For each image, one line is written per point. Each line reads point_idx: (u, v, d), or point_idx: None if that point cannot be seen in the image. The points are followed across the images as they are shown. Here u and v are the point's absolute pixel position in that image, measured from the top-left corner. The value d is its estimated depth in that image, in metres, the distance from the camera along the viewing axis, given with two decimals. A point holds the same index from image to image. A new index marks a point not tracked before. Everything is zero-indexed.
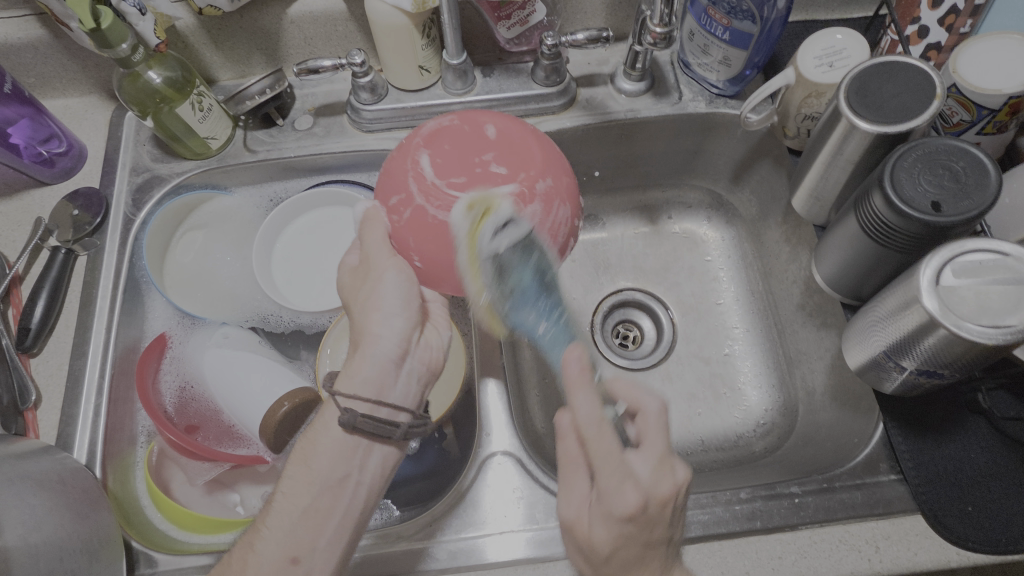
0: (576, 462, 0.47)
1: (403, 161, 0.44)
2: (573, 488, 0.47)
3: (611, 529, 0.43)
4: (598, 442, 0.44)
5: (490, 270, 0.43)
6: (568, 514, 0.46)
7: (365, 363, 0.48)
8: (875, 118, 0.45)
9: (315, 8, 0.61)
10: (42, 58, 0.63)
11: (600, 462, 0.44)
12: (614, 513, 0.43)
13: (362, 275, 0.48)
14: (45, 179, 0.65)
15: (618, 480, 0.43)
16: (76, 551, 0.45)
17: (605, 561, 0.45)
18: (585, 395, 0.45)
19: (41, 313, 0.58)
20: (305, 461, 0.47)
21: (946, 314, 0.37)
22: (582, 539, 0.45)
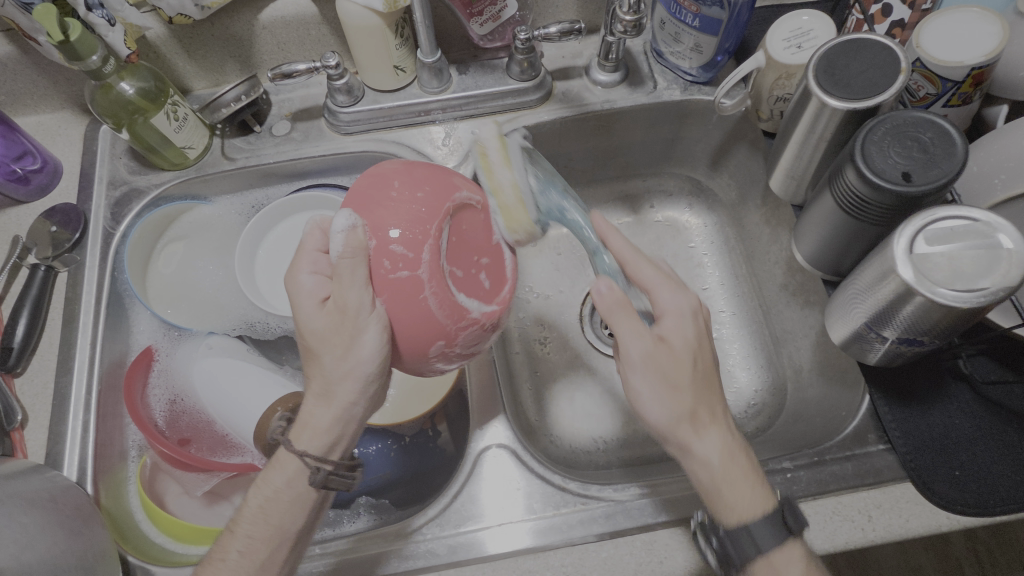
0: (625, 305, 0.45)
1: (422, 218, 0.44)
2: (632, 323, 0.44)
3: (686, 334, 0.45)
4: (643, 269, 0.48)
5: (519, 161, 0.49)
6: (641, 348, 0.44)
7: (336, 425, 0.47)
8: (844, 95, 0.46)
9: (286, 12, 0.61)
10: (11, 74, 0.62)
11: (654, 280, 0.47)
12: (682, 309, 0.46)
13: (334, 321, 0.44)
14: (21, 197, 0.64)
15: (670, 288, 0.47)
16: (71, 568, 0.45)
17: (684, 385, 0.44)
18: (617, 233, 0.48)
19: (24, 332, 0.58)
20: (265, 514, 0.47)
21: (921, 281, 0.37)
22: (665, 356, 0.44)
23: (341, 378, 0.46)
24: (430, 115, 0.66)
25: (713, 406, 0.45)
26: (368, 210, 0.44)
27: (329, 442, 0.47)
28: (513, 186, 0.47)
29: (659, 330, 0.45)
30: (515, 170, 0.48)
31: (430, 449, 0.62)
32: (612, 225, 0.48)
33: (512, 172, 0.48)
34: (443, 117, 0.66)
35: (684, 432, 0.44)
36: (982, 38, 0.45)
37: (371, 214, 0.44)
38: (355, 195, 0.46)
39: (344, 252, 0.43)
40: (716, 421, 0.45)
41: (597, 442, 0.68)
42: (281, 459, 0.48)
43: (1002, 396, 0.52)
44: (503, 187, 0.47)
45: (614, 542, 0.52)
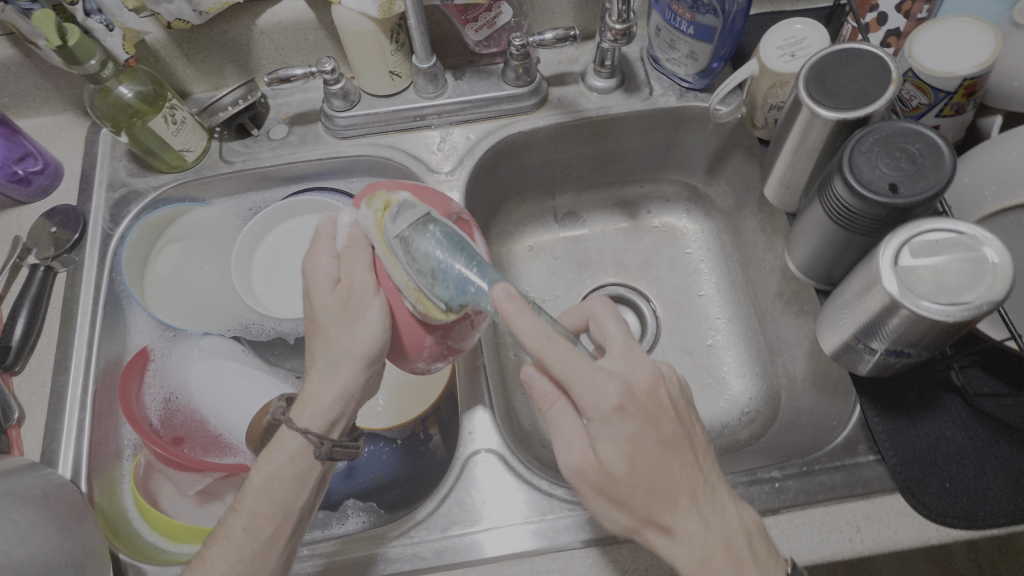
0: (556, 398, 0.42)
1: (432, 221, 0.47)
2: (567, 427, 0.41)
3: (618, 438, 0.39)
4: (559, 351, 0.39)
5: (399, 250, 0.45)
6: (575, 461, 0.41)
7: (336, 406, 0.47)
8: (834, 106, 0.45)
9: (284, 18, 0.62)
10: (14, 77, 0.63)
11: (571, 369, 0.39)
12: (602, 412, 0.39)
13: (343, 305, 0.46)
14: (22, 198, 0.65)
15: (590, 375, 0.39)
16: (62, 566, 0.46)
17: (629, 489, 0.39)
18: (523, 316, 0.40)
19: (22, 331, 0.59)
20: (269, 492, 0.46)
21: (905, 294, 0.37)
22: (598, 475, 0.40)
23: (345, 356, 0.46)
24: (426, 120, 0.66)
25: (678, 498, 0.40)
26: (379, 211, 0.47)
27: (331, 421, 0.47)
28: (407, 288, 0.45)
29: (594, 443, 0.40)
30: (403, 263, 0.45)
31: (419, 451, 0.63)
32: (513, 304, 0.41)
33: (399, 268, 0.45)
34: (438, 122, 0.67)
35: (648, 535, 0.41)
36: (975, 49, 0.44)
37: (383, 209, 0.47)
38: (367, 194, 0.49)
39: (356, 239, 0.46)
40: (684, 512, 0.40)
41: None
42: (281, 438, 0.48)
43: (997, 410, 0.52)
44: (399, 284, 0.46)
45: (600, 550, 0.52)
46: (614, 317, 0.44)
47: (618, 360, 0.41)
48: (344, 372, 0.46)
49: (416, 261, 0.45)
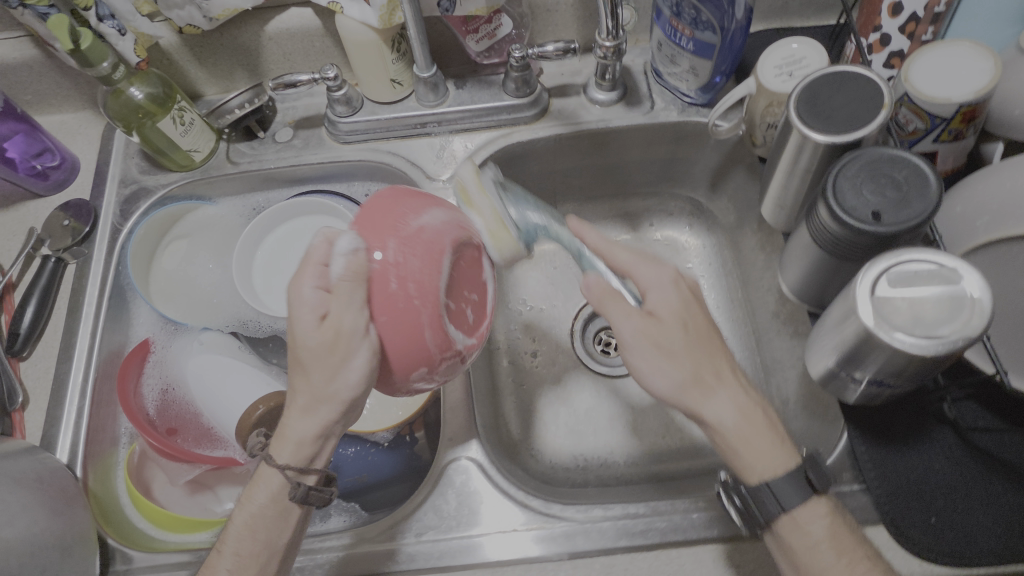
0: (612, 292, 0.46)
1: (429, 251, 0.45)
2: (619, 306, 0.46)
3: (674, 296, 0.46)
4: (619, 252, 0.48)
5: (493, 192, 0.54)
6: (631, 326, 0.45)
7: (306, 445, 0.47)
8: (824, 128, 0.45)
9: (291, 25, 0.63)
10: (36, 76, 0.66)
11: (630, 261, 0.48)
12: (656, 283, 0.46)
13: (327, 341, 0.43)
14: (39, 191, 0.68)
15: (647, 264, 0.48)
16: (49, 548, 0.47)
17: (681, 352, 0.44)
18: (593, 230, 0.50)
19: (31, 319, 0.61)
20: (251, 532, 0.47)
21: (880, 325, 0.36)
22: (654, 329, 0.44)
23: (326, 398, 0.45)
24: (426, 127, 0.67)
25: (718, 364, 0.44)
26: (371, 233, 0.44)
27: (307, 458, 0.48)
28: (494, 216, 0.52)
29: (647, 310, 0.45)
30: (492, 198, 0.53)
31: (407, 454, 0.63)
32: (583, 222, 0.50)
33: (489, 204, 0.53)
34: (438, 130, 0.68)
35: (693, 395, 0.43)
36: (974, 75, 0.43)
37: (380, 236, 0.44)
38: (363, 215, 0.45)
39: (347, 272, 0.43)
40: (723, 377, 0.44)
41: (577, 460, 0.68)
42: (263, 475, 0.48)
43: (989, 444, 0.50)
44: (486, 214, 0.52)
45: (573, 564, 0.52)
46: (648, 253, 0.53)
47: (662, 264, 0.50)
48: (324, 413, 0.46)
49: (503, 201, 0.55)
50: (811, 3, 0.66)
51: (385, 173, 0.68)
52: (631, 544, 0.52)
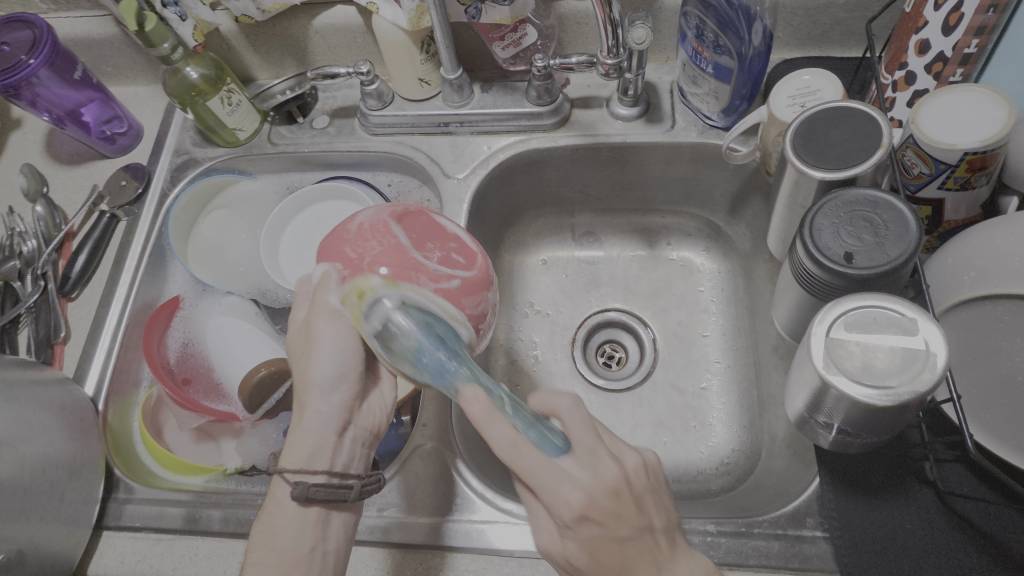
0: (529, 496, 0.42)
1: (365, 236, 0.49)
2: (538, 514, 0.43)
3: (581, 541, 0.41)
4: (528, 461, 0.40)
5: (378, 338, 0.47)
6: (544, 540, 0.43)
7: (307, 438, 0.48)
8: (815, 163, 0.44)
9: (336, 21, 0.68)
10: (116, 51, 0.74)
11: (539, 481, 0.40)
12: (564, 519, 0.40)
13: (304, 339, 0.50)
14: (107, 153, 0.76)
15: (557, 488, 0.40)
16: (60, 466, 0.54)
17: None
18: (495, 424, 0.40)
19: (81, 265, 0.69)
20: (268, 545, 0.47)
21: (830, 366, 0.36)
22: (564, 562, 0.43)
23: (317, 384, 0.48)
24: (449, 127, 0.70)
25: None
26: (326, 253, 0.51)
27: (310, 455, 0.48)
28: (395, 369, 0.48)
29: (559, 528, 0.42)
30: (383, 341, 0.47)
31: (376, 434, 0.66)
32: (482, 416, 0.41)
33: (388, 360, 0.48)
34: (461, 130, 0.70)
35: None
36: (982, 123, 0.42)
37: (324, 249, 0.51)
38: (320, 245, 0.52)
39: (320, 286, 0.50)
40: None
41: None
42: (274, 491, 0.48)
43: (971, 512, 0.46)
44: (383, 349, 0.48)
45: (519, 561, 0.53)
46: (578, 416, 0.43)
47: (581, 465, 0.41)
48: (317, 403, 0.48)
49: (402, 337, 0.46)
50: (852, 33, 0.64)
51: (408, 166, 0.72)
52: None
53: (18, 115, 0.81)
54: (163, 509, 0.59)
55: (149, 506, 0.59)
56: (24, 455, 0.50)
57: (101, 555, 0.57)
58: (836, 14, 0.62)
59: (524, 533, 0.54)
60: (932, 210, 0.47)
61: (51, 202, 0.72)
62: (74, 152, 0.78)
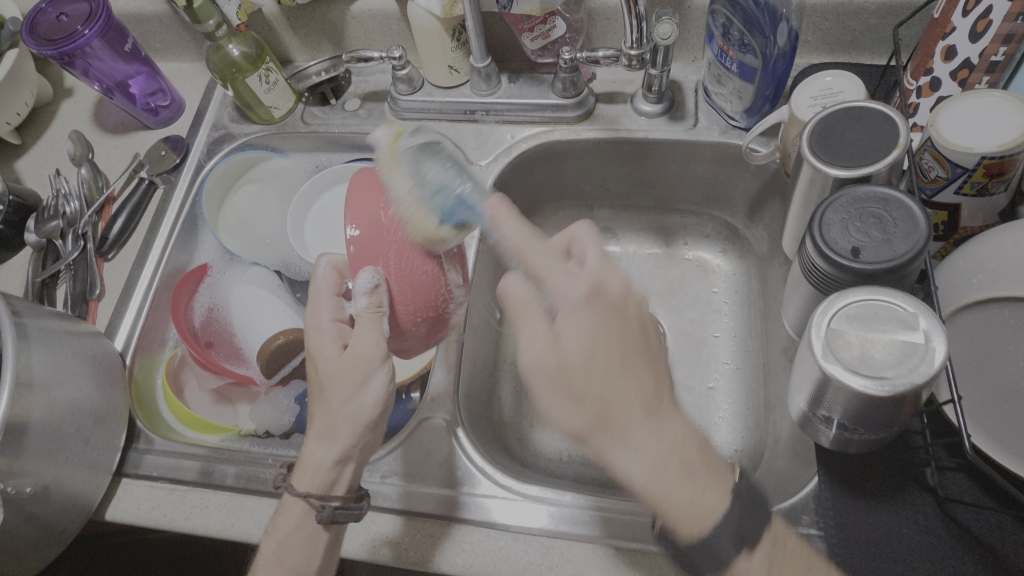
0: (530, 307, 0.44)
1: (423, 227, 0.47)
2: (534, 327, 0.43)
3: (583, 328, 0.43)
4: (537, 253, 0.47)
5: (409, 163, 0.48)
6: (536, 353, 0.43)
7: (329, 470, 0.49)
8: (829, 161, 0.44)
9: (373, 7, 0.70)
10: (165, 28, 0.78)
11: (543, 266, 0.47)
12: (573, 301, 0.45)
13: (345, 369, 0.48)
14: (150, 124, 0.80)
15: (563, 273, 0.46)
16: (88, 412, 0.57)
17: (582, 383, 0.42)
18: (511, 220, 0.48)
19: (119, 227, 0.73)
20: (280, 559, 0.50)
21: (828, 355, 0.36)
22: (556, 367, 0.42)
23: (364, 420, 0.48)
24: (475, 115, 0.72)
25: (631, 407, 0.41)
26: (371, 241, 0.46)
27: (330, 481, 0.50)
28: (409, 199, 0.46)
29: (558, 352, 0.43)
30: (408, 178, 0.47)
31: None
32: (505, 210, 0.48)
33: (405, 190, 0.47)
34: (486, 119, 0.72)
35: (597, 445, 0.41)
36: (1000, 128, 0.42)
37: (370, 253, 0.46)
38: (354, 239, 0.46)
39: (370, 292, 0.46)
40: (637, 419, 0.41)
41: (560, 453, 0.70)
42: (287, 506, 0.51)
43: (970, 520, 0.46)
44: (403, 196, 0.46)
45: (514, 536, 0.54)
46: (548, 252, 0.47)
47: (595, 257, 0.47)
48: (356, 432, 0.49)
49: (422, 177, 0.48)
50: (882, 41, 0.64)
51: None
52: (572, 531, 0.53)
53: (70, 85, 0.85)
54: (179, 462, 0.61)
55: (166, 458, 0.62)
56: (55, 396, 0.53)
57: (119, 501, 0.60)
58: (867, 20, 0.62)
59: (520, 509, 0.55)
60: (948, 216, 0.47)
61: (95, 167, 0.76)
62: (119, 122, 0.82)
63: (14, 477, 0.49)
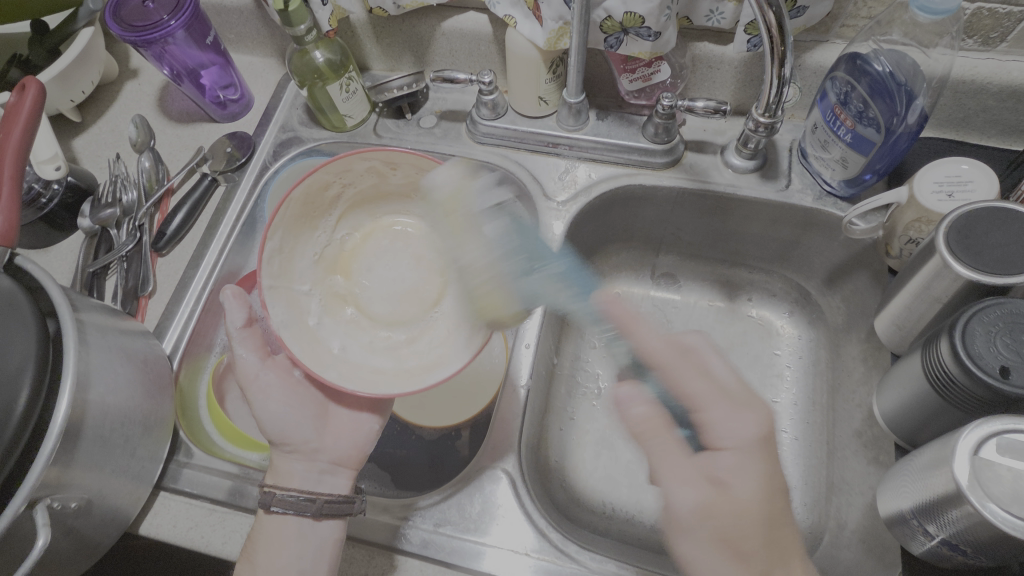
0: (654, 435, 0.49)
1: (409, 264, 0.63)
2: (672, 458, 0.48)
3: (754, 472, 0.46)
4: (667, 461, 0.48)
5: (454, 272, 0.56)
6: (694, 497, 0.46)
7: (291, 478, 0.54)
8: (971, 264, 0.43)
9: (465, 27, 0.68)
10: (244, 21, 0.76)
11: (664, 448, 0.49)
12: (739, 441, 0.47)
13: (273, 396, 0.55)
14: (216, 117, 0.78)
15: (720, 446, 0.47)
16: (135, 423, 0.54)
17: (740, 518, 0.45)
18: (652, 445, 0.49)
19: (178, 223, 0.70)
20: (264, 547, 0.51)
21: (975, 488, 0.35)
22: (729, 506, 0.45)
23: (335, 411, 0.58)
24: (557, 148, 0.70)
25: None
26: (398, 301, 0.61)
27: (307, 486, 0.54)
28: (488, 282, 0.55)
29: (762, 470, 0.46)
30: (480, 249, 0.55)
31: (416, 444, 0.64)
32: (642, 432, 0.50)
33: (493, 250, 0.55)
34: (568, 154, 0.70)
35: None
36: None
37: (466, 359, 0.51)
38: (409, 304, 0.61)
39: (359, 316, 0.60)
40: None
41: (605, 506, 0.68)
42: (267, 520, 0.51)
43: None
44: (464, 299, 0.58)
45: None
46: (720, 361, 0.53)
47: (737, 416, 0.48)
48: (340, 425, 0.57)
49: (505, 248, 0.55)
50: (996, 123, 0.61)
51: (508, 180, 0.72)
52: None
53: (136, 66, 0.83)
54: (218, 480, 0.59)
55: (205, 475, 0.59)
56: (108, 405, 0.51)
57: (155, 515, 0.57)
58: (986, 100, 0.60)
59: (514, 566, 0.52)
60: None
61: (157, 157, 0.74)
62: (184, 111, 0.80)
63: (61, 490, 0.46)
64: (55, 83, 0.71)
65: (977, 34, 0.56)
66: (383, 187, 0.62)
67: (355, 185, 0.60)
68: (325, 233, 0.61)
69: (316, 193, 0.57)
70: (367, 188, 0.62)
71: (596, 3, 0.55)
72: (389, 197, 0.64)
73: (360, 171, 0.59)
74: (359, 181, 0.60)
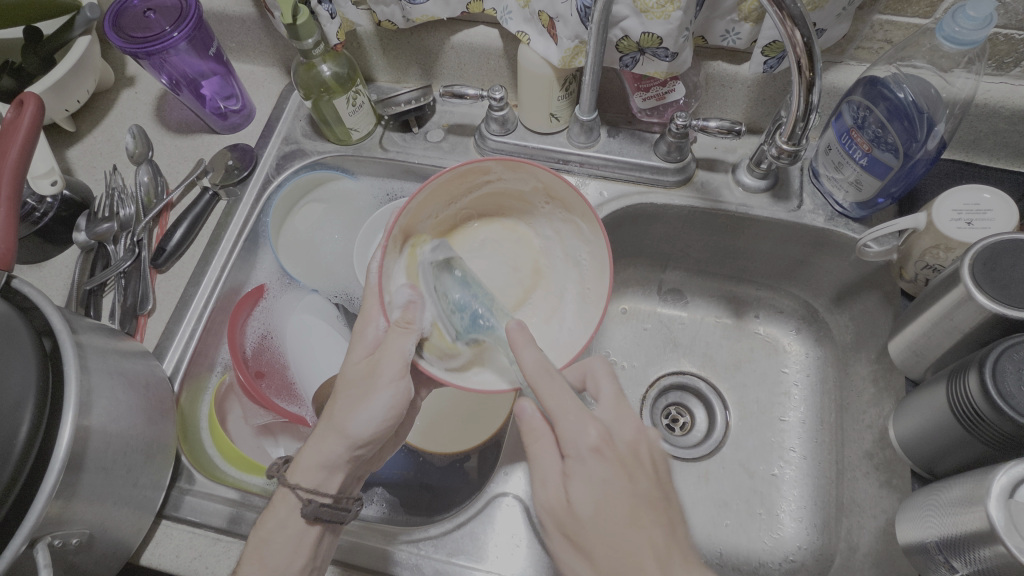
0: (543, 435, 0.43)
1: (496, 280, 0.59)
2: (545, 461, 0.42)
3: (592, 479, 0.40)
4: (542, 462, 0.43)
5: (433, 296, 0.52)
6: (546, 499, 0.42)
7: (322, 470, 0.48)
8: (996, 296, 0.43)
9: (475, 41, 0.67)
10: (246, 30, 0.74)
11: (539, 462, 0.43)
12: (581, 449, 0.40)
13: (365, 372, 0.49)
14: (216, 128, 0.76)
15: (580, 417, 0.41)
16: (138, 450, 0.52)
17: (593, 533, 0.39)
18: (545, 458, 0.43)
19: (178, 239, 0.68)
20: (263, 559, 0.47)
21: (1010, 532, 0.36)
22: (567, 515, 0.40)
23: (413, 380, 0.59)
24: (567, 165, 0.69)
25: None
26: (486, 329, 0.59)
27: (315, 483, 0.48)
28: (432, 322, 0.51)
29: None
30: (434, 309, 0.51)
31: (424, 467, 0.63)
32: (531, 436, 0.44)
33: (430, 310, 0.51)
34: (578, 170, 0.69)
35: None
36: None
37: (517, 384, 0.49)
38: None
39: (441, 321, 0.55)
40: None
41: None
42: (277, 502, 0.49)
43: None
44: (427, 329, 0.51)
45: None
46: (607, 379, 0.47)
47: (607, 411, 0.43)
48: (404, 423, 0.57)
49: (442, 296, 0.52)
50: (1006, 145, 0.62)
51: None
52: None
53: (132, 74, 0.80)
54: (218, 507, 0.57)
55: (208, 502, 0.57)
56: (111, 435, 0.49)
57: (157, 545, 0.56)
58: (997, 124, 0.60)
59: None
60: None
61: (155, 169, 0.72)
62: (182, 121, 0.78)
63: (62, 527, 0.44)
64: (49, 93, 0.68)
65: (993, 58, 0.56)
66: (517, 201, 0.59)
67: (505, 181, 0.56)
68: (456, 205, 0.58)
69: (474, 172, 0.54)
70: (508, 186, 0.57)
71: (613, 22, 0.54)
72: (517, 212, 0.60)
73: (505, 176, 0.56)
74: (511, 180, 0.56)
